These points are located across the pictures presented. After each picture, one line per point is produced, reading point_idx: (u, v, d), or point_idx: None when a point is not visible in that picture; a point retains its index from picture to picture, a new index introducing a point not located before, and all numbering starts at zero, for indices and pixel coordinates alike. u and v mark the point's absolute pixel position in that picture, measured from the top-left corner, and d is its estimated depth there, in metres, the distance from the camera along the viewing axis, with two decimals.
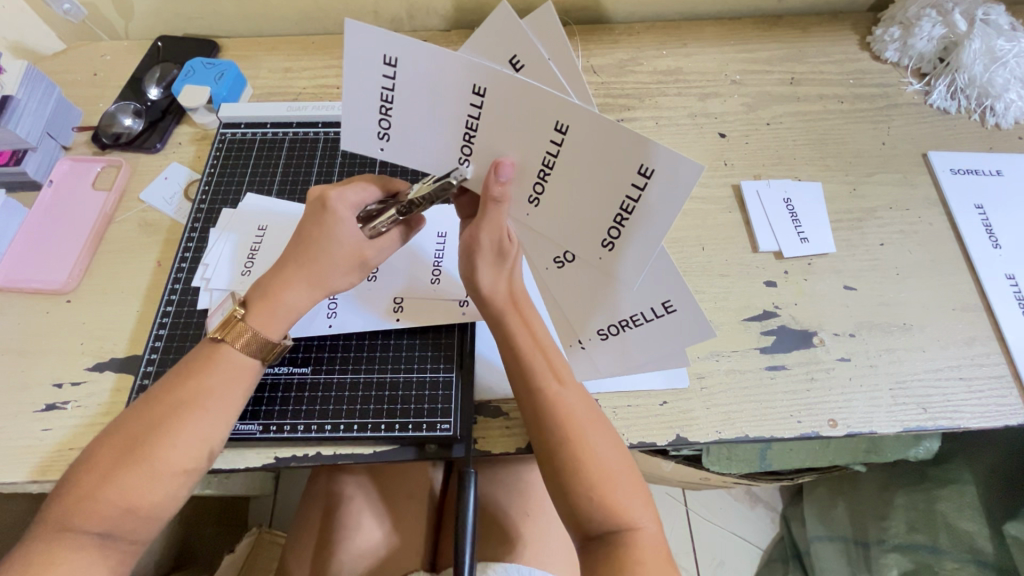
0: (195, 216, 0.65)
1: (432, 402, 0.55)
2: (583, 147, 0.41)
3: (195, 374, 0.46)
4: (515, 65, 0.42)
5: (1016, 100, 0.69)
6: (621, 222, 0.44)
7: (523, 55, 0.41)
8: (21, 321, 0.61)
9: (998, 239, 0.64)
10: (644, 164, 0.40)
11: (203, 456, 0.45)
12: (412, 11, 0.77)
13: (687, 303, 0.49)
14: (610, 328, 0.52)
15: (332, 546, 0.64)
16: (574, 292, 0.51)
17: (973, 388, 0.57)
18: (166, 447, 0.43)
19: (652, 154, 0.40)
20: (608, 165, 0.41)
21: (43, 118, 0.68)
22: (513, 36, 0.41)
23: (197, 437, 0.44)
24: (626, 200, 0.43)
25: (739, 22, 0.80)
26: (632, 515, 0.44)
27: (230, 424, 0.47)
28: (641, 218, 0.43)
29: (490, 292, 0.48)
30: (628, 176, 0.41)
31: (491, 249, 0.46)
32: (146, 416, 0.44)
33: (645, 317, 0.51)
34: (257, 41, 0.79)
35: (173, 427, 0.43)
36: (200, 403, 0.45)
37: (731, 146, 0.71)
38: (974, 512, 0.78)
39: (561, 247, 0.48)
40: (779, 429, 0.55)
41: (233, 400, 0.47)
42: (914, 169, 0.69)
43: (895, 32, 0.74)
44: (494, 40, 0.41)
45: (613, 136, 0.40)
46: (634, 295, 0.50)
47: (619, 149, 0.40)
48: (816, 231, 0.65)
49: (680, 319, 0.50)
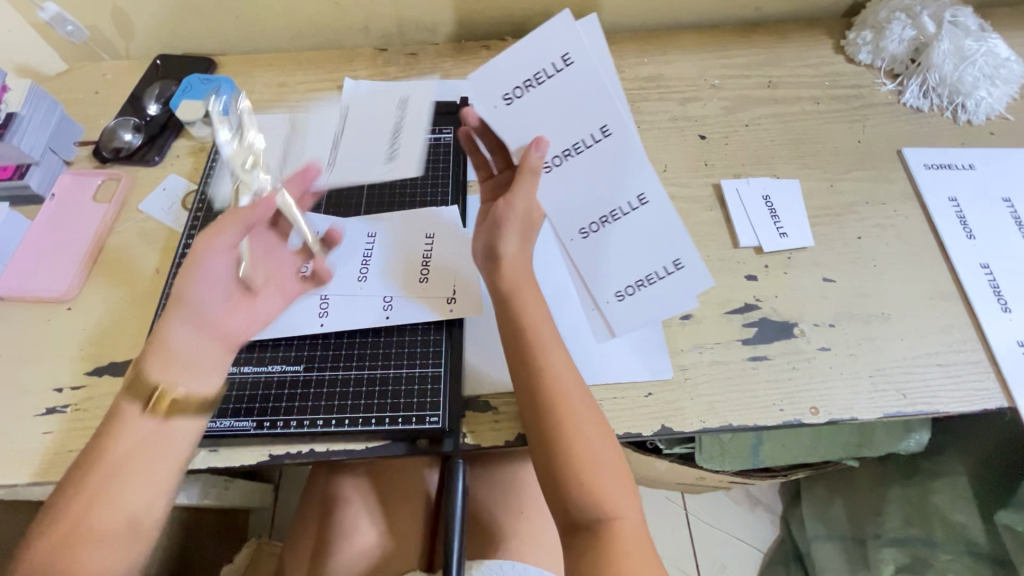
0: (191, 224, 0.67)
1: (421, 396, 0.56)
2: (547, 101, 0.47)
3: (112, 440, 0.46)
4: (565, 62, 0.46)
5: (986, 97, 0.72)
6: (570, 153, 0.49)
7: (575, 54, 0.46)
8: (24, 328, 0.62)
9: (973, 231, 0.65)
10: (605, 124, 0.48)
11: (131, 518, 0.44)
12: (403, 26, 0.80)
13: (696, 259, 0.52)
14: (627, 289, 0.53)
15: (331, 548, 0.65)
16: (594, 262, 0.52)
17: (952, 373, 0.58)
18: (96, 512, 0.44)
19: (613, 113, 0.47)
20: (576, 112, 0.47)
21: (46, 134, 0.70)
22: (570, 38, 0.45)
23: (120, 497, 0.44)
24: (581, 142, 0.48)
25: (717, 29, 0.82)
26: (615, 504, 0.45)
27: (164, 484, 0.46)
28: (590, 158, 0.49)
29: (512, 258, 0.51)
30: (589, 126, 0.48)
31: (524, 216, 0.50)
32: (77, 489, 0.44)
33: (659, 276, 0.52)
34: (252, 57, 0.82)
35: (100, 492, 0.44)
36: (123, 469, 0.45)
37: (712, 147, 0.73)
38: (967, 503, 0.78)
39: (586, 208, 0.51)
40: (763, 418, 0.56)
41: (156, 462, 0.46)
42: (890, 165, 0.71)
43: (867, 35, 0.77)
44: (547, 41, 0.45)
45: (594, 95, 0.47)
46: (648, 257, 0.52)
47: (590, 103, 0.47)
48: (795, 227, 0.66)
49: (693, 274, 0.52)
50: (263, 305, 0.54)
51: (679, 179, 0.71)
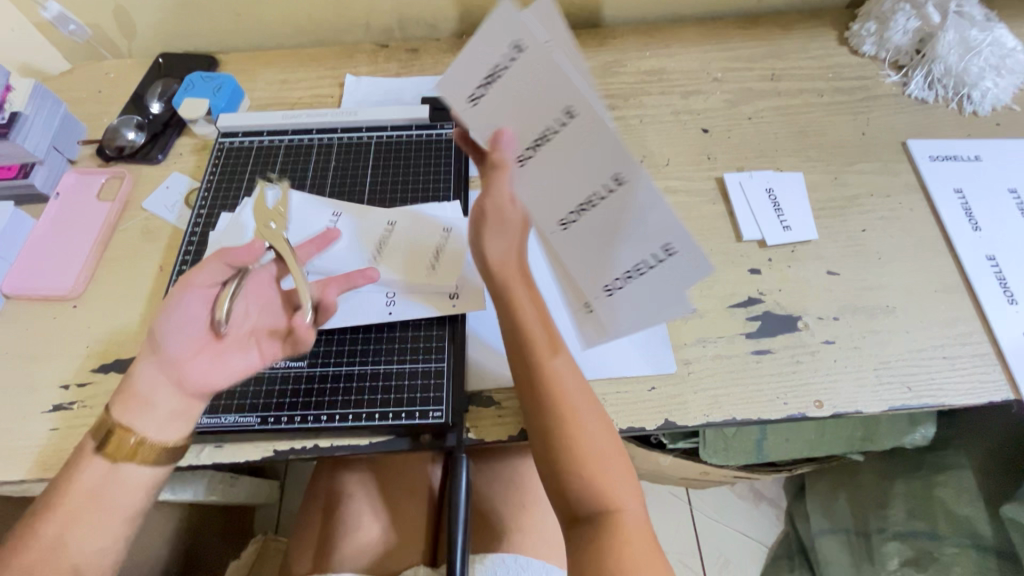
0: (194, 221, 0.68)
1: (424, 391, 0.56)
2: (511, 96, 0.38)
3: (70, 484, 0.46)
4: (517, 50, 0.36)
5: (992, 87, 0.71)
6: (538, 147, 0.40)
7: (526, 41, 0.36)
8: (30, 325, 0.63)
9: (979, 223, 0.65)
10: (571, 104, 0.37)
11: (73, 570, 0.44)
12: (404, 22, 0.80)
13: (688, 244, 0.41)
14: (616, 283, 0.45)
15: (335, 542, 0.66)
16: (579, 259, 0.45)
17: (957, 365, 0.57)
18: (39, 562, 0.43)
19: (576, 98, 0.36)
20: (536, 103, 0.38)
21: (50, 133, 0.70)
22: (512, 24, 0.35)
23: (67, 545, 0.44)
24: (550, 130, 0.38)
25: (719, 22, 0.82)
26: (617, 497, 0.45)
27: (111, 535, 0.46)
28: (558, 149, 0.39)
29: (500, 261, 0.48)
30: (552, 111, 0.38)
31: (493, 215, 0.45)
32: (26, 537, 0.44)
33: (648, 267, 0.43)
34: (254, 55, 0.82)
35: (50, 542, 0.43)
36: (74, 517, 0.44)
37: (715, 141, 0.73)
38: (973, 497, 0.77)
39: (558, 204, 0.42)
40: (766, 412, 0.56)
41: (107, 512, 0.46)
42: (895, 157, 0.70)
43: (871, 26, 0.76)
44: (490, 36, 0.36)
45: (550, 77, 0.36)
46: (622, 252, 0.43)
47: (551, 83, 0.37)
48: (798, 220, 0.66)
49: (686, 261, 0.42)
50: (231, 355, 0.51)
51: (682, 173, 0.71)
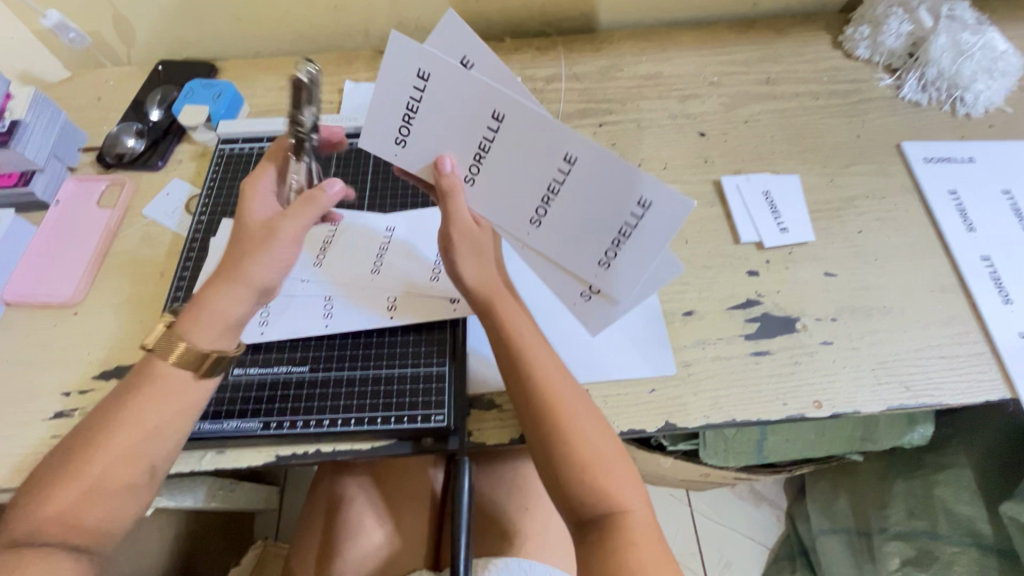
0: (195, 228, 0.68)
1: (426, 395, 0.56)
2: (436, 118, 0.45)
3: (138, 399, 0.45)
4: (423, 78, 0.43)
5: (984, 89, 0.72)
6: (480, 159, 0.46)
7: (427, 66, 0.43)
8: (31, 332, 0.63)
9: (973, 224, 0.66)
10: (495, 109, 0.44)
11: (146, 472, 0.45)
12: (402, 28, 0.81)
13: (658, 188, 0.45)
14: (609, 253, 0.49)
15: (336, 548, 0.66)
16: (563, 246, 0.49)
17: (954, 365, 0.58)
18: (113, 465, 0.44)
19: (496, 97, 0.43)
20: (461, 119, 0.45)
21: (51, 140, 0.71)
22: (412, 54, 0.42)
23: (141, 454, 0.45)
24: (484, 141, 0.45)
25: (715, 27, 0.83)
26: (621, 498, 0.45)
27: (178, 444, 0.47)
28: (499, 154, 0.46)
29: (477, 283, 0.50)
30: (478, 122, 0.45)
31: (462, 237, 0.48)
32: (94, 442, 0.44)
33: (630, 226, 0.47)
34: (252, 61, 0.83)
35: (128, 444, 0.44)
36: (148, 427, 0.45)
37: (711, 144, 0.73)
38: (973, 495, 0.78)
39: (524, 194, 0.47)
40: (765, 412, 0.57)
41: (179, 425, 0.47)
42: (889, 158, 0.71)
43: (864, 30, 0.77)
44: (397, 72, 0.43)
45: (464, 90, 0.43)
46: (605, 214, 0.47)
47: (466, 99, 0.44)
48: (795, 222, 0.67)
49: (662, 210, 0.45)
50: None
51: (679, 176, 0.71)
